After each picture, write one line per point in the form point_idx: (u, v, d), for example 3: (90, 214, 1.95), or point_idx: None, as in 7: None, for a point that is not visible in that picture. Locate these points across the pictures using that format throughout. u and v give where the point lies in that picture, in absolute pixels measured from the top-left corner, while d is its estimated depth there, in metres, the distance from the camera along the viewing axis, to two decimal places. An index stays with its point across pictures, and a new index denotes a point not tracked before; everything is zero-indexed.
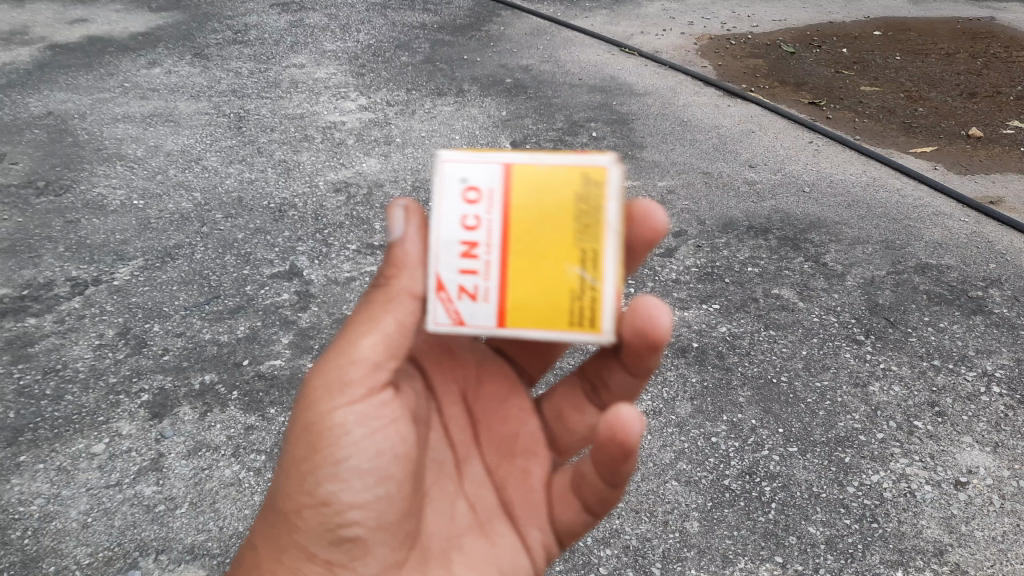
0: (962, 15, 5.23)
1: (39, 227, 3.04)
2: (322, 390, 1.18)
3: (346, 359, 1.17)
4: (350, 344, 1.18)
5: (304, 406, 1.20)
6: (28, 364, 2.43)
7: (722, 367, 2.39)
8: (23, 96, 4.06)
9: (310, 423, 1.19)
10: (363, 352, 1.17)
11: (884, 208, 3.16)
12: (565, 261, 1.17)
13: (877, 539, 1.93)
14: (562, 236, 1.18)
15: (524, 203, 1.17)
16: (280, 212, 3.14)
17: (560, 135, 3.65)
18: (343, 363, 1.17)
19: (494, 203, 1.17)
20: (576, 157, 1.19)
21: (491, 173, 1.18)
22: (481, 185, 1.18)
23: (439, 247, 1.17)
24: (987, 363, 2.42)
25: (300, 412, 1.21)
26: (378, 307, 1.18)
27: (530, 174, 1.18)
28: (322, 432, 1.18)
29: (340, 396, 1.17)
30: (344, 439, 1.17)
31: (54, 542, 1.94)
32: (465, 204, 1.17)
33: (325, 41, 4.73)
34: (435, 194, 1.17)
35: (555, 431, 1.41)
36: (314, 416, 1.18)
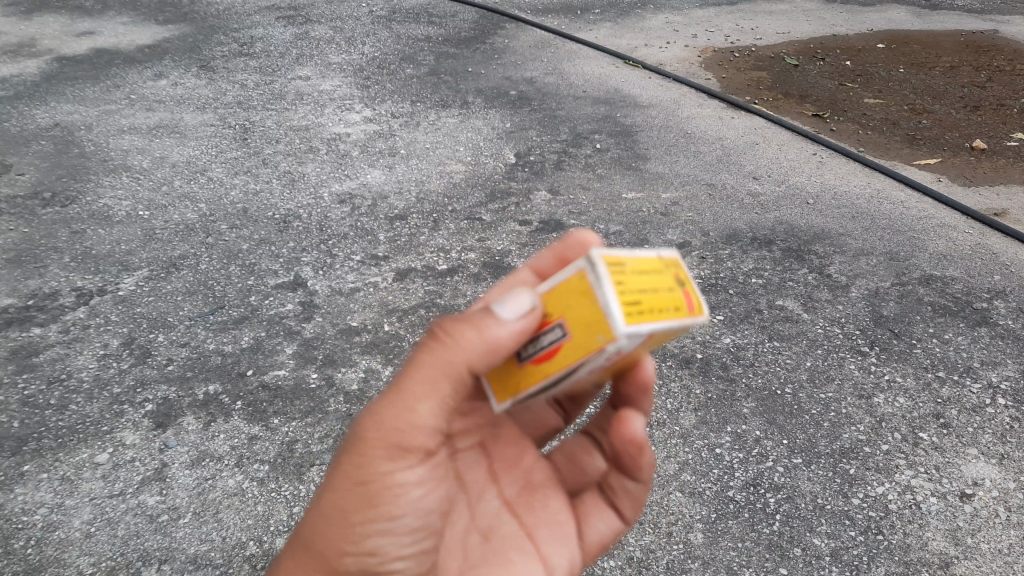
0: (965, 28, 5.25)
1: (45, 238, 3.06)
2: (377, 442, 1.10)
3: (404, 416, 1.09)
4: (406, 401, 1.09)
5: (357, 456, 1.11)
6: (32, 374, 2.43)
7: (726, 379, 2.39)
8: (30, 108, 4.09)
9: (357, 474, 1.11)
10: (422, 417, 1.10)
11: (888, 220, 3.16)
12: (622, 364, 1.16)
13: (882, 551, 1.92)
14: (636, 355, 1.12)
15: (639, 347, 1.05)
16: (284, 223, 3.15)
17: (564, 147, 3.66)
18: (400, 418, 1.09)
19: (622, 354, 1.02)
20: (692, 315, 1.06)
21: (642, 339, 0.99)
22: (625, 348, 1.00)
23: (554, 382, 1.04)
24: (992, 375, 2.41)
25: (349, 458, 1.12)
26: (436, 365, 1.08)
27: (662, 333, 1.03)
28: (380, 490, 1.11)
29: (402, 454, 1.11)
30: (400, 493, 1.13)
31: (57, 552, 1.93)
32: (604, 359, 1.00)
33: (331, 53, 4.77)
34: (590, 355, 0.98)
35: (565, 473, 1.39)
36: (363, 470, 1.11)
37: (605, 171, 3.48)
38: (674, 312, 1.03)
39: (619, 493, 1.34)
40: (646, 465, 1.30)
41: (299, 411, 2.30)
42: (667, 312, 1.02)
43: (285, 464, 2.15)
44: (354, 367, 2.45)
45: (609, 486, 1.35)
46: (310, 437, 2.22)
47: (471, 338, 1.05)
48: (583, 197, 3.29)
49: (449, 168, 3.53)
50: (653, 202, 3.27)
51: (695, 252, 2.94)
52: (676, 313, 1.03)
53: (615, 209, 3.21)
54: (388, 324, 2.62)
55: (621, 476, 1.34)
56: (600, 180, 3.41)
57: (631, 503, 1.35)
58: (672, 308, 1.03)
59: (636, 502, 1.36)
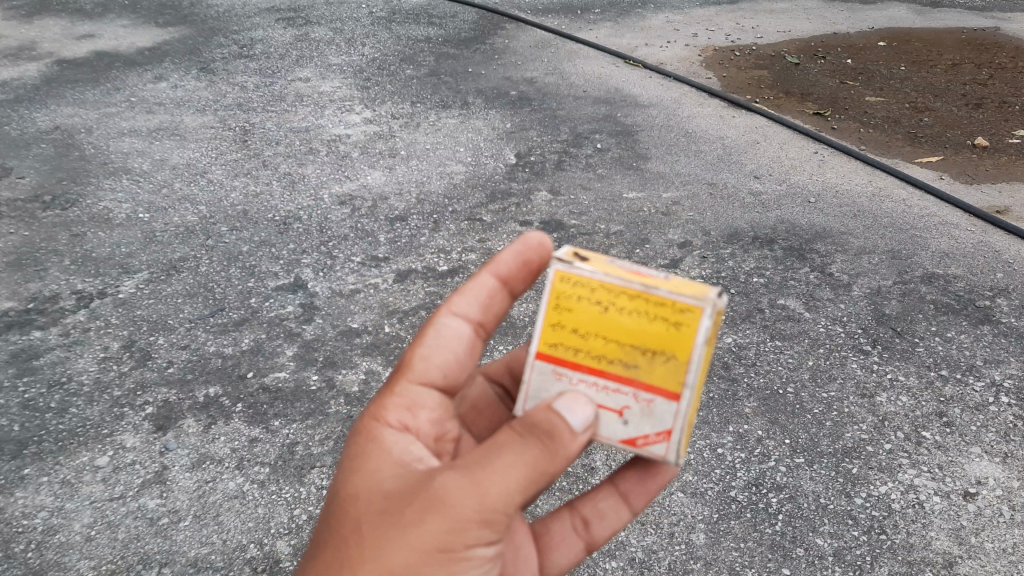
0: (966, 26, 5.23)
1: (45, 241, 3.06)
2: (465, 508, 1.08)
3: (499, 495, 1.08)
4: (500, 479, 1.07)
5: (446, 518, 1.08)
6: (33, 377, 2.43)
7: (728, 379, 2.38)
8: (30, 111, 4.09)
9: (437, 537, 1.08)
10: (516, 500, 1.09)
11: (890, 218, 3.15)
12: None
13: (885, 551, 1.90)
14: None
15: None
16: (285, 225, 3.14)
17: (565, 147, 3.66)
18: (492, 500, 1.07)
19: None
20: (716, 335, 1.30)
21: None
22: None
23: None
24: (996, 373, 2.39)
25: (434, 519, 1.08)
26: (542, 457, 1.09)
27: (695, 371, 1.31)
28: (457, 555, 1.10)
29: (489, 532, 1.10)
30: (472, 563, 1.13)
31: (57, 555, 1.93)
32: None
33: (331, 55, 4.77)
34: None
35: None
36: (450, 536, 1.08)
37: (605, 170, 3.48)
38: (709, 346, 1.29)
39: (594, 518, 1.42)
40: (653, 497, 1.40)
41: (299, 413, 2.29)
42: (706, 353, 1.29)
43: (286, 466, 2.14)
44: (354, 369, 2.44)
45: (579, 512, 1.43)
46: (310, 439, 2.21)
47: (565, 453, 1.11)
48: (585, 197, 3.28)
49: (449, 168, 3.52)
50: (654, 202, 3.26)
51: (697, 252, 2.94)
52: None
53: (616, 209, 3.20)
54: (389, 325, 2.61)
55: (618, 503, 1.41)
56: (601, 180, 3.40)
57: (606, 526, 1.43)
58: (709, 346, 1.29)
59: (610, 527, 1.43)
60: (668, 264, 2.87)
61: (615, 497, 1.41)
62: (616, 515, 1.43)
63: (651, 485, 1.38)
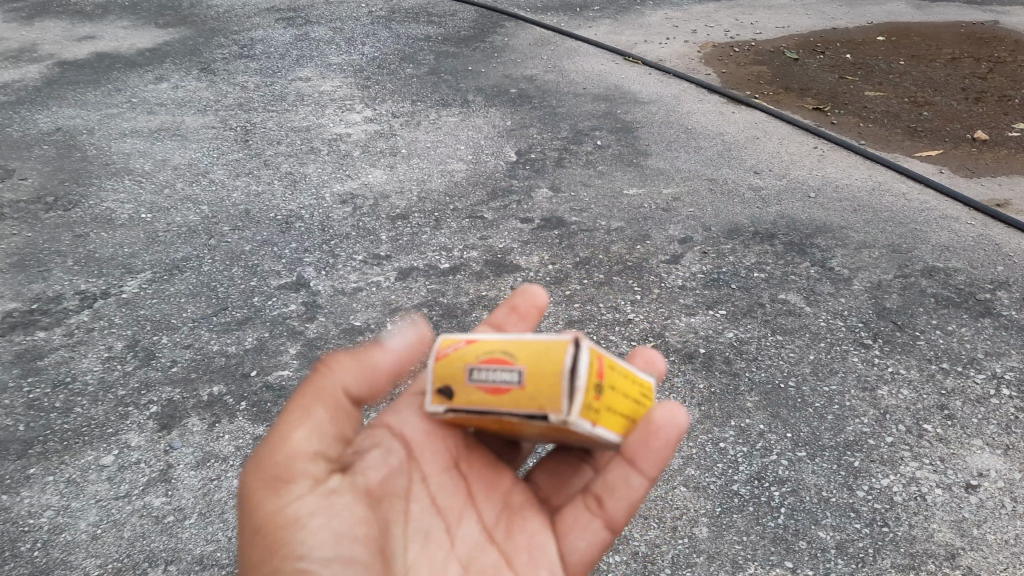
0: (966, 20, 5.23)
1: (49, 242, 3.07)
2: (271, 493, 1.27)
3: (281, 461, 1.29)
4: (282, 453, 1.29)
5: None
6: (37, 377, 2.45)
7: (729, 373, 2.39)
8: (32, 113, 4.11)
9: (263, 520, 1.26)
10: None
11: (891, 212, 3.15)
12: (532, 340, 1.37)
13: (888, 543, 1.91)
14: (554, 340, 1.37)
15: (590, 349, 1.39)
16: (287, 224, 3.16)
17: (565, 144, 3.66)
18: (279, 471, 1.28)
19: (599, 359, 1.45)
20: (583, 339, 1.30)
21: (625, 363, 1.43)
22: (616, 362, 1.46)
23: None
24: (997, 365, 2.40)
25: None
26: None
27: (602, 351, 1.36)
28: None
29: (285, 491, 1.26)
30: None
31: (64, 554, 1.94)
32: None
33: (331, 54, 4.78)
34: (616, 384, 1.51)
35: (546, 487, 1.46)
36: (269, 511, 1.26)
37: (606, 167, 3.48)
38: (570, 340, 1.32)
39: (607, 493, 1.40)
40: (664, 457, 1.38)
41: None
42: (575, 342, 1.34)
43: None
44: None
45: (592, 490, 1.42)
46: None
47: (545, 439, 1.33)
48: (585, 194, 3.28)
49: (450, 167, 3.53)
50: (654, 198, 3.26)
51: (698, 247, 2.94)
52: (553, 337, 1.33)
53: (617, 205, 3.21)
54: (391, 323, 2.62)
55: (625, 469, 1.39)
56: (601, 177, 3.40)
57: (619, 500, 1.39)
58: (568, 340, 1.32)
59: (628, 504, 1.40)
60: (669, 260, 2.88)
61: (620, 466, 1.40)
62: (628, 487, 1.40)
63: (656, 444, 1.38)
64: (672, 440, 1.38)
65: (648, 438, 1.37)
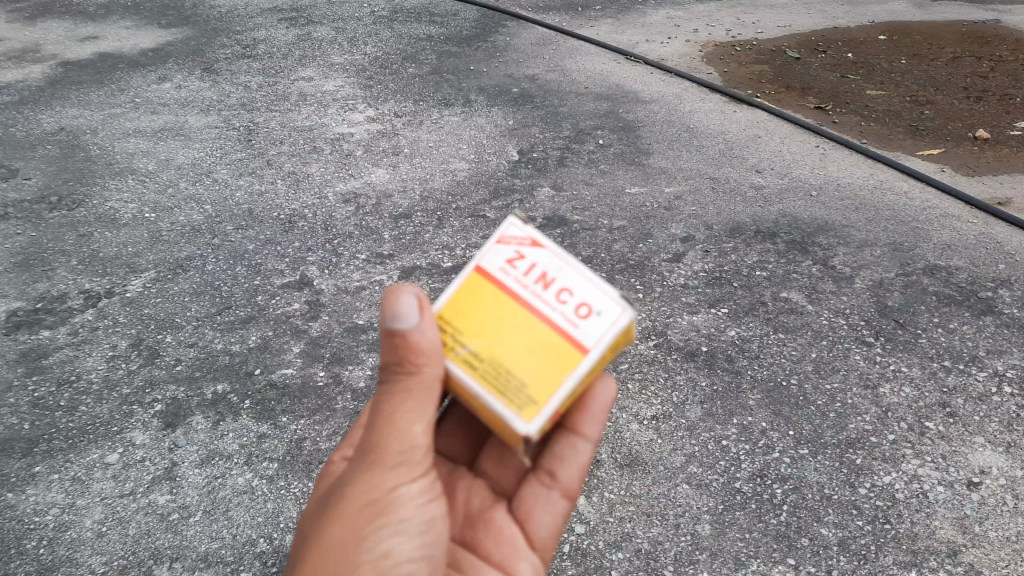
0: (967, 19, 5.22)
1: (53, 241, 3.08)
2: (385, 473, 1.18)
3: (395, 450, 1.18)
4: (396, 439, 1.18)
5: (358, 487, 1.18)
6: (42, 376, 2.46)
7: (731, 371, 2.40)
8: (35, 113, 4.12)
9: (361, 498, 1.17)
10: (419, 436, 1.20)
11: (892, 211, 3.16)
12: (492, 360, 1.20)
13: (890, 541, 1.92)
14: (513, 364, 1.19)
15: (554, 352, 1.19)
16: (290, 223, 3.17)
17: (567, 143, 3.67)
18: (392, 457, 1.18)
19: (572, 322, 1.21)
20: (542, 408, 1.16)
21: (597, 335, 1.20)
22: (592, 317, 1.21)
23: (563, 260, 1.26)
24: (998, 364, 2.40)
25: (348, 492, 1.18)
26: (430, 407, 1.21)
27: (567, 368, 1.18)
28: (384, 506, 1.17)
29: (401, 476, 1.19)
30: (407, 509, 1.19)
31: (70, 551, 1.95)
32: (579, 307, 1.22)
33: (333, 54, 4.79)
34: (602, 287, 1.23)
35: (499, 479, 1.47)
36: (371, 491, 1.17)
37: (608, 166, 3.49)
38: (533, 392, 1.17)
39: (556, 466, 1.44)
40: (602, 421, 1.41)
41: (307, 409, 2.31)
42: (538, 387, 1.18)
43: (294, 462, 2.16)
44: (361, 365, 2.46)
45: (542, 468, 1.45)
46: (318, 435, 2.23)
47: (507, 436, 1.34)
48: (587, 193, 3.29)
49: (452, 166, 3.53)
50: (656, 197, 3.27)
51: (700, 246, 2.95)
52: (514, 390, 1.18)
53: (619, 204, 3.22)
54: None
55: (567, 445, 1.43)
56: (603, 176, 3.41)
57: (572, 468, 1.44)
58: (530, 391, 1.17)
59: (578, 469, 1.45)
60: (672, 258, 2.89)
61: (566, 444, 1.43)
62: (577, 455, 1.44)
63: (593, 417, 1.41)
64: (606, 408, 1.40)
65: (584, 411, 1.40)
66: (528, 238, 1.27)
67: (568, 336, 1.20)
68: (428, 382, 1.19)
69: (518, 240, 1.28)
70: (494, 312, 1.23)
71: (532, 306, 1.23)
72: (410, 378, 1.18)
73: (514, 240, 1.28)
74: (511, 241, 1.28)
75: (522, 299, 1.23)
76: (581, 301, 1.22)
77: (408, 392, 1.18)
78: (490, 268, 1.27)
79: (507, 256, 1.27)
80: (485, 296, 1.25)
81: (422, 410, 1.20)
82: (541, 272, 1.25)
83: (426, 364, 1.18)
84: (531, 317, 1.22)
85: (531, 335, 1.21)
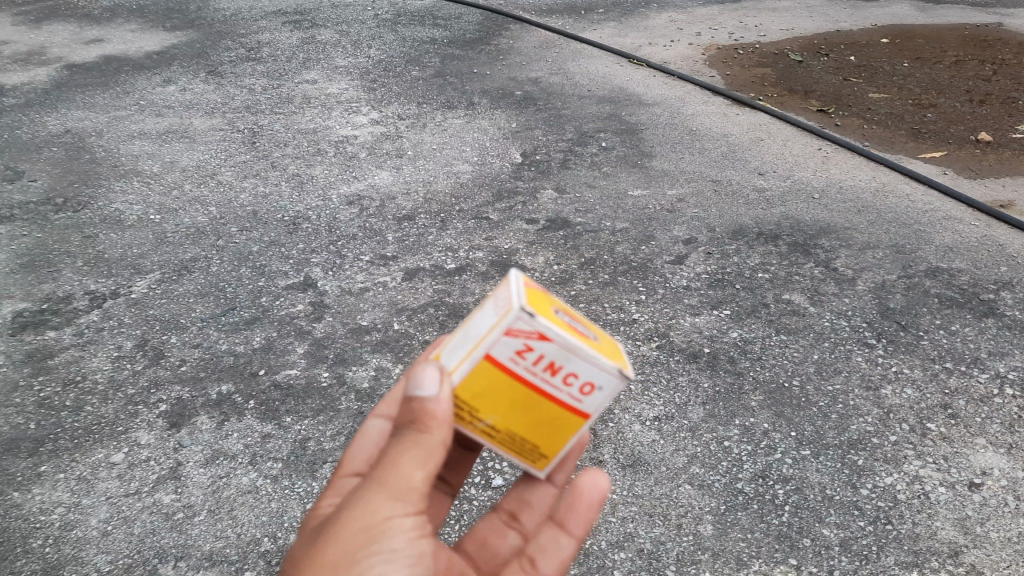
0: (970, 22, 5.23)
1: (58, 243, 3.10)
2: (381, 504, 1.04)
3: (397, 485, 1.04)
4: (399, 473, 1.04)
5: (351, 512, 1.04)
6: (48, 376, 2.47)
7: (733, 372, 2.41)
8: (41, 115, 4.15)
9: (356, 520, 1.04)
10: (420, 475, 1.05)
11: (895, 213, 3.17)
12: (508, 433, 1.14)
13: (891, 541, 1.92)
14: (528, 435, 1.14)
15: (563, 424, 1.13)
16: (294, 224, 3.18)
17: (570, 146, 3.69)
18: (393, 488, 1.04)
19: (583, 401, 1.10)
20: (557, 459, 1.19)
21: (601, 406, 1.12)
22: (599, 395, 1.10)
23: (572, 346, 1.06)
24: (1000, 365, 2.41)
25: (342, 517, 1.05)
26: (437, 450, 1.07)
27: (575, 432, 1.14)
28: (376, 539, 1.03)
29: (399, 506, 1.04)
30: (398, 546, 1.04)
31: (75, 550, 1.96)
32: (585, 387, 1.09)
33: (337, 57, 4.81)
34: (607, 366, 1.08)
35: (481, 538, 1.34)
36: (367, 518, 1.03)
37: (610, 169, 3.50)
38: (545, 450, 1.17)
39: (537, 554, 1.28)
40: (589, 518, 1.27)
41: (311, 409, 2.33)
42: (551, 447, 1.16)
43: (298, 462, 2.17)
44: (365, 366, 2.48)
45: (525, 551, 1.29)
46: (322, 435, 2.24)
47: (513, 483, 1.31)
48: (590, 195, 3.31)
49: (455, 168, 3.55)
50: (659, 199, 3.28)
51: (702, 248, 2.96)
52: (527, 449, 1.16)
53: (622, 206, 3.23)
54: (397, 322, 2.64)
55: (553, 531, 1.28)
56: (607, 178, 3.42)
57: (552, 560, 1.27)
58: (542, 449, 1.16)
59: (559, 563, 1.27)
60: (674, 260, 2.90)
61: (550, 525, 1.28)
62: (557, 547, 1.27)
63: (581, 509, 1.27)
64: (595, 505, 1.27)
65: (570, 505, 1.27)
66: (536, 331, 1.04)
67: (576, 411, 1.11)
68: (439, 432, 1.06)
69: (525, 332, 1.04)
70: (504, 396, 1.10)
71: (542, 391, 1.09)
72: (423, 424, 1.05)
73: (521, 331, 1.04)
74: (519, 332, 1.04)
75: (532, 387, 1.09)
76: (588, 381, 1.08)
77: (418, 437, 1.05)
78: (497, 357, 1.07)
79: (515, 346, 1.05)
80: (497, 385, 1.09)
81: (430, 451, 1.05)
82: (549, 361, 1.06)
83: (435, 416, 1.05)
84: (540, 400, 1.10)
85: (540, 411, 1.11)
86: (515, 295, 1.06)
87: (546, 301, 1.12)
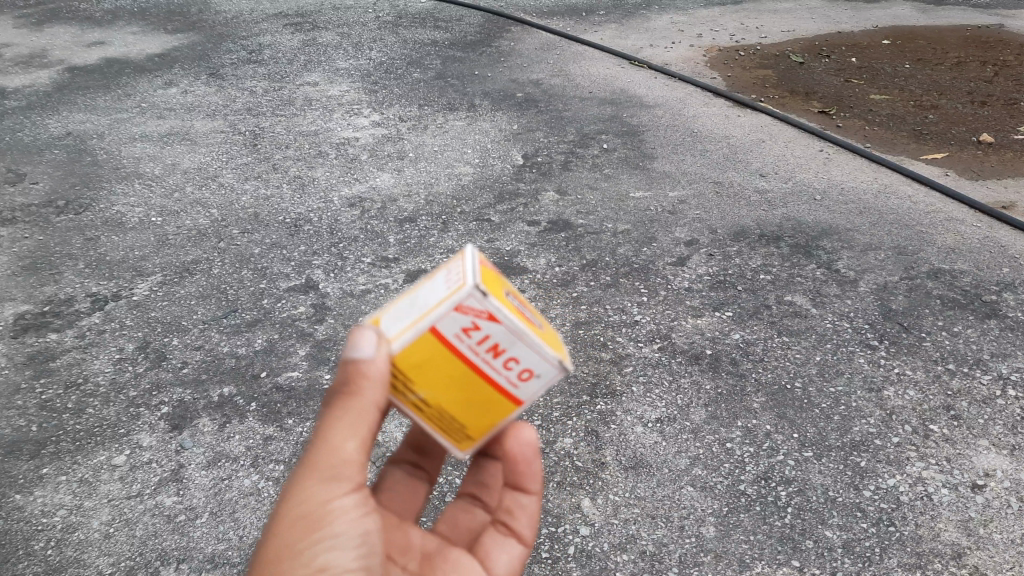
0: (972, 23, 5.24)
1: (60, 245, 3.10)
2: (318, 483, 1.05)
3: (330, 460, 1.06)
4: (330, 447, 1.06)
5: (290, 496, 1.06)
6: (49, 379, 2.47)
7: (736, 374, 2.41)
8: (42, 117, 4.15)
9: (296, 503, 1.05)
10: (351, 448, 1.07)
11: (897, 215, 3.16)
12: (438, 410, 1.10)
13: (894, 543, 1.92)
14: (456, 414, 1.10)
15: (494, 407, 1.10)
16: (295, 227, 3.18)
17: (571, 148, 3.69)
18: (327, 463, 1.06)
19: (517, 386, 1.08)
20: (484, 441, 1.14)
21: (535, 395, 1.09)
22: (534, 382, 1.07)
23: (519, 331, 1.04)
24: (1003, 367, 2.41)
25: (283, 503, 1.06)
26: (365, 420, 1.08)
27: (504, 416, 1.11)
28: (316, 516, 1.04)
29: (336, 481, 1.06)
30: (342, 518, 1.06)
31: (77, 552, 1.96)
32: (521, 373, 1.07)
33: (338, 59, 4.82)
34: (547, 354, 1.06)
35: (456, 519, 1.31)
36: (306, 498, 1.05)
37: (612, 170, 3.51)
38: (473, 433, 1.13)
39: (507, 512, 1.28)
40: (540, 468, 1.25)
41: (313, 411, 2.33)
42: (480, 430, 1.12)
43: None
44: None
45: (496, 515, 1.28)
46: None
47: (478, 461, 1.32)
48: (591, 197, 3.31)
49: (457, 170, 3.55)
50: (661, 201, 3.28)
51: (703, 249, 2.96)
52: (455, 430, 1.12)
53: (623, 208, 3.23)
54: None
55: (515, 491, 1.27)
56: (608, 181, 3.42)
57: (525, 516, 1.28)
58: (470, 431, 1.12)
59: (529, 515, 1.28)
60: (676, 262, 2.90)
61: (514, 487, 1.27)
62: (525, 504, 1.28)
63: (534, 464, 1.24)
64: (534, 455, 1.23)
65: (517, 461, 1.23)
66: (486, 310, 1.03)
67: (509, 395, 1.09)
68: (370, 402, 1.07)
69: (475, 310, 1.03)
70: (440, 371, 1.07)
71: (480, 371, 1.06)
72: (351, 399, 1.07)
73: (472, 308, 1.03)
74: (468, 309, 1.03)
75: (471, 367, 1.06)
76: (527, 368, 1.06)
77: (344, 409, 1.07)
78: (442, 332, 1.04)
79: (462, 323, 1.03)
80: (437, 359, 1.06)
81: (359, 422, 1.07)
82: (494, 342, 1.04)
83: (365, 383, 1.06)
84: (477, 380, 1.07)
85: (474, 392, 1.09)
86: (470, 272, 1.05)
87: (499, 283, 1.11)
